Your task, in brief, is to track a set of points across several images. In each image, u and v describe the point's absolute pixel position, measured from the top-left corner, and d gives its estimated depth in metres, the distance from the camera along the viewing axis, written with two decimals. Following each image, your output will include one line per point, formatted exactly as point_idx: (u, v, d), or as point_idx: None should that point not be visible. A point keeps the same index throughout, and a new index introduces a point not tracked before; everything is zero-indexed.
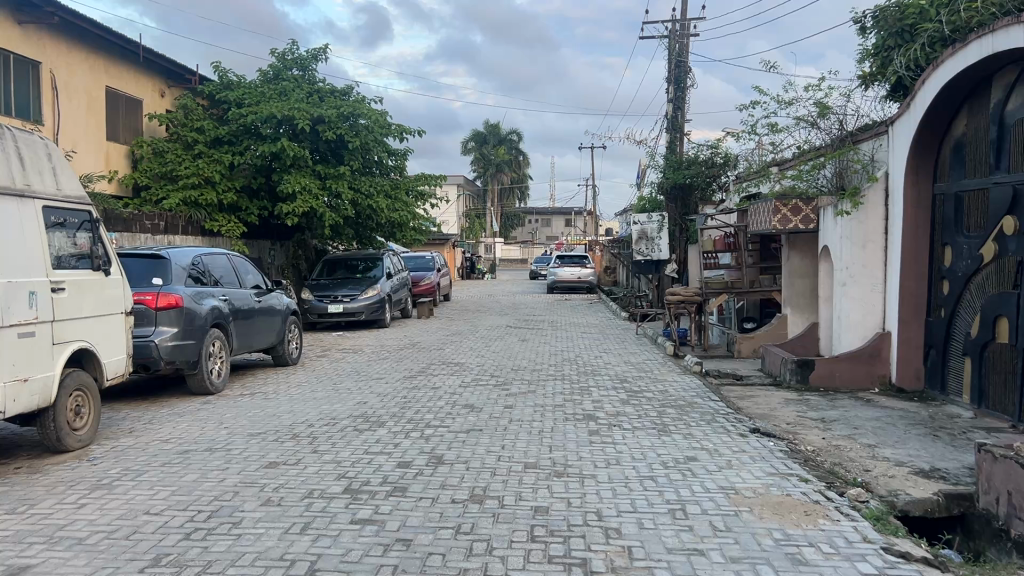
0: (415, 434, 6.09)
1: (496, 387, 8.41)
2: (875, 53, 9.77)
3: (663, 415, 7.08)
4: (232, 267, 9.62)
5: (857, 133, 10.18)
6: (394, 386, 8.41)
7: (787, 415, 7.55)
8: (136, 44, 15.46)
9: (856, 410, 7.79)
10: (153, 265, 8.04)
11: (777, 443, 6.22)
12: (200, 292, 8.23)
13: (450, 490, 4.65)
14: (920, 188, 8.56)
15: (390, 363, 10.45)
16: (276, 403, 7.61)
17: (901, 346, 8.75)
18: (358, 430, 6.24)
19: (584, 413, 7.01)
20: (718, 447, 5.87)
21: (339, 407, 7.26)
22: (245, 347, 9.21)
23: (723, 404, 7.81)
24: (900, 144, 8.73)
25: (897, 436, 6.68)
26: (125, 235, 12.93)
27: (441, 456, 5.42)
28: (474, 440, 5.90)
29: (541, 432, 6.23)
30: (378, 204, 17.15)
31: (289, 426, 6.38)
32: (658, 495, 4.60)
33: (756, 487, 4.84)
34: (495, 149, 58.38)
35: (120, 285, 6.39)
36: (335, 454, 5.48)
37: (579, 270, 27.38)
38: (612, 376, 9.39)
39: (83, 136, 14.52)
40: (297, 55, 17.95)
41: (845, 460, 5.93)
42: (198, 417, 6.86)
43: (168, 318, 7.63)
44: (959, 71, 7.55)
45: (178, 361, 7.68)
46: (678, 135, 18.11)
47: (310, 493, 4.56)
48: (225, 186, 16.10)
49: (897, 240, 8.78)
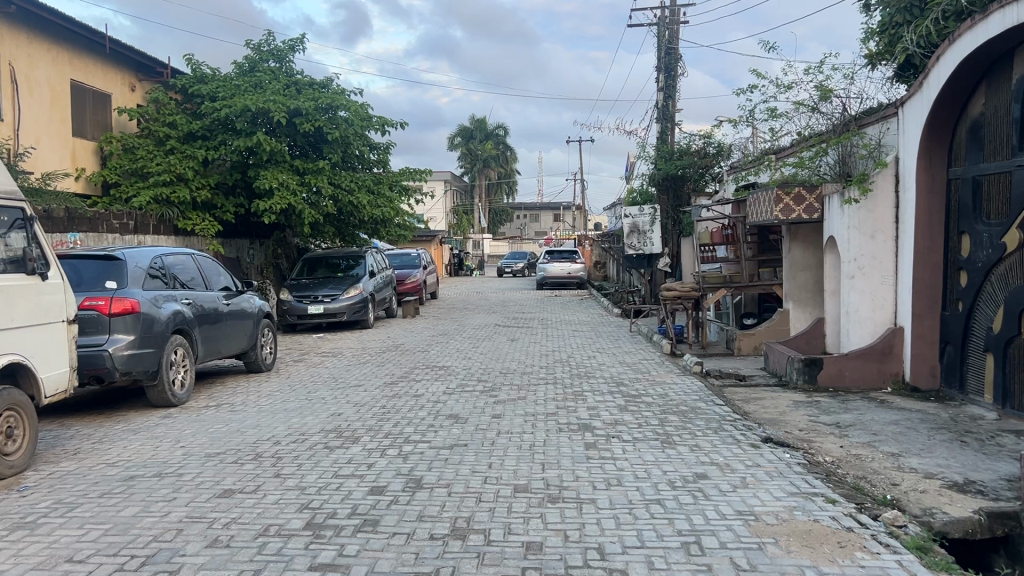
0: (392, 452, 5.47)
1: (483, 393, 7.80)
2: (881, 31, 9.18)
3: (665, 424, 6.48)
4: (198, 269, 8.94)
5: (862, 117, 9.65)
6: (372, 395, 7.79)
7: (798, 420, 6.97)
8: (103, 35, 14.73)
9: (872, 414, 7.21)
10: (107, 268, 7.36)
11: (794, 455, 5.63)
12: (159, 297, 7.59)
13: (429, 522, 4.04)
14: (932, 173, 8.00)
15: (371, 368, 9.83)
16: (243, 416, 6.97)
17: (914, 342, 8.19)
18: (330, 448, 5.62)
19: (579, 423, 6.41)
20: (729, 461, 5.28)
21: (311, 420, 6.63)
22: (213, 354, 8.56)
23: (729, 409, 7.23)
24: (911, 126, 8.16)
25: (921, 443, 6.11)
26: (90, 234, 12.24)
27: (421, 479, 4.81)
28: (458, 459, 5.29)
29: (532, 446, 5.62)
30: (360, 199, 16.53)
31: (253, 445, 5.75)
32: (668, 525, 4.00)
33: (779, 511, 4.24)
34: (483, 144, 57.69)
35: (62, 289, 5.75)
36: (301, 478, 4.86)
37: (569, 266, 26.80)
38: (607, 378, 8.79)
39: (45, 132, 13.81)
40: (274, 47, 17.23)
41: (869, 473, 5.36)
42: (154, 435, 6.22)
43: (123, 325, 6.99)
44: (979, 46, 6.96)
45: (134, 372, 7.04)
46: (669, 126, 17.59)
47: (265, 531, 3.93)
48: (198, 183, 15.38)
49: (909, 229, 8.21)
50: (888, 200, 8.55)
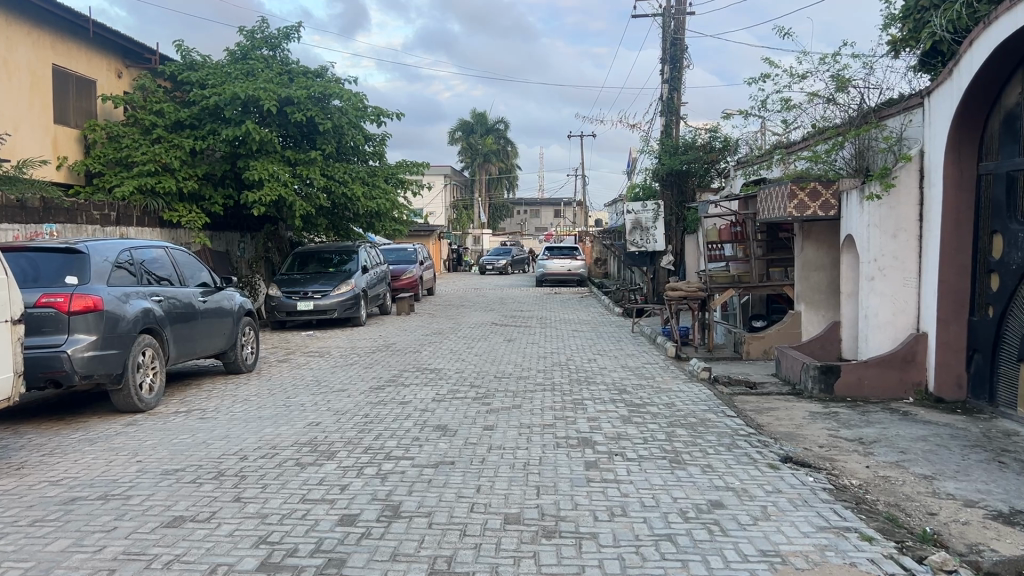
0: (370, 471, 4.91)
1: (475, 400, 7.23)
2: (905, 16, 8.62)
3: (673, 439, 5.92)
4: (171, 263, 8.33)
5: (881, 108, 9.06)
6: (355, 401, 7.21)
7: (817, 434, 6.41)
8: (86, 18, 14.13)
9: (896, 428, 6.64)
10: (67, 261, 6.74)
11: (817, 478, 5.06)
12: (126, 293, 7.02)
13: (404, 563, 3.47)
14: (961, 168, 7.41)
15: (358, 370, 9.25)
16: (213, 424, 6.41)
17: (939, 349, 7.62)
18: (301, 465, 5.05)
19: (578, 438, 5.84)
20: (746, 486, 4.70)
21: (286, 431, 6.06)
22: (186, 354, 7.99)
23: (741, 422, 6.66)
24: (939, 118, 7.55)
25: (956, 464, 5.55)
26: (68, 225, 11.66)
27: (399, 506, 4.24)
28: (442, 480, 4.73)
29: (527, 466, 5.05)
30: (354, 191, 15.96)
31: (216, 461, 5.18)
32: (682, 570, 3.44)
33: (808, 552, 3.67)
34: (484, 138, 57.09)
35: (5, 286, 5.18)
36: (263, 504, 4.29)
37: (568, 262, 26.22)
38: (609, 384, 8.22)
39: (24, 119, 13.21)
40: (267, 35, 16.65)
41: (901, 500, 4.80)
42: (112, 446, 5.65)
43: (84, 324, 6.43)
44: (1016, 30, 6.34)
45: (96, 375, 6.48)
46: (674, 119, 17.10)
47: (211, 572, 3.37)
48: (185, 173, 14.77)
49: (934, 228, 7.63)
50: (912, 196, 7.96)
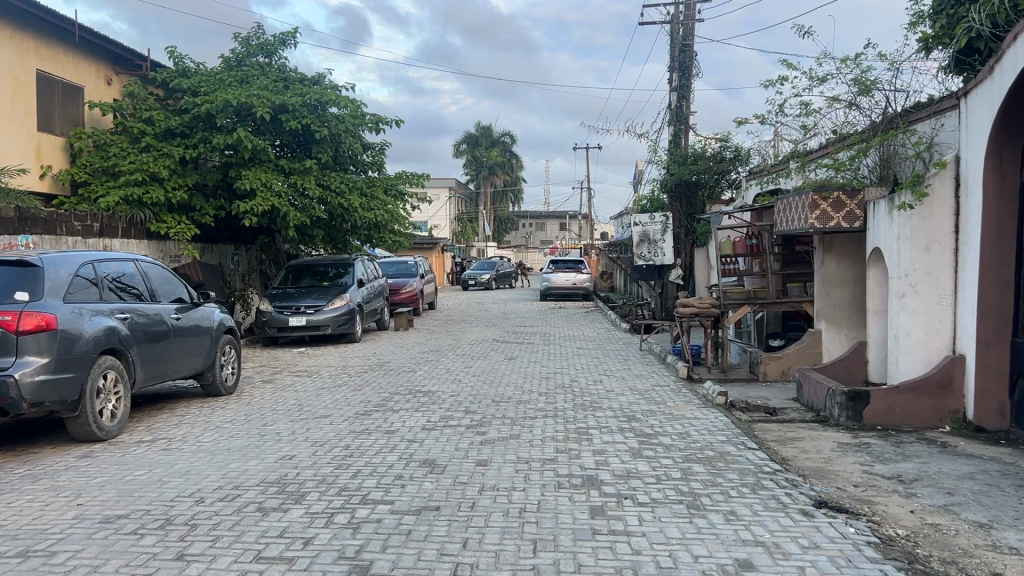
0: (341, 519, 4.25)
1: (470, 430, 6.57)
2: (937, 12, 8.02)
3: (690, 477, 5.24)
4: (143, 278, 7.68)
5: (910, 112, 8.38)
6: (338, 430, 6.54)
7: (849, 470, 5.72)
8: (72, 21, 13.54)
9: (938, 463, 5.94)
10: (19, 276, 6.08)
11: (859, 528, 4.38)
12: (85, 310, 6.38)
13: None
14: (1003, 175, 6.73)
15: (346, 393, 8.59)
16: (175, 457, 5.75)
17: (979, 374, 6.92)
18: (264, 511, 4.38)
19: (582, 477, 5.16)
20: (779, 540, 4.03)
21: (254, 466, 5.40)
22: (156, 377, 7.35)
23: (765, 455, 5.98)
24: (977, 120, 6.88)
25: (1014, 508, 4.86)
26: (46, 237, 11.06)
27: (369, 568, 3.57)
28: (424, 531, 4.06)
29: (523, 513, 4.38)
30: (351, 201, 15.33)
31: (168, 504, 4.52)
32: None
33: None
34: (489, 151, 56.48)
35: None
36: (209, 563, 3.63)
37: (574, 276, 25.57)
38: (617, 410, 7.54)
39: (5, 127, 12.58)
40: (262, 41, 16.08)
41: (959, 555, 4.11)
42: (55, 485, 4.99)
43: (34, 345, 5.81)
44: None
45: (47, 402, 5.85)
46: (683, 128, 16.47)
47: None
48: (173, 183, 14.09)
49: (973, 241, 6.95)
50: (947, 206, 7.27)
